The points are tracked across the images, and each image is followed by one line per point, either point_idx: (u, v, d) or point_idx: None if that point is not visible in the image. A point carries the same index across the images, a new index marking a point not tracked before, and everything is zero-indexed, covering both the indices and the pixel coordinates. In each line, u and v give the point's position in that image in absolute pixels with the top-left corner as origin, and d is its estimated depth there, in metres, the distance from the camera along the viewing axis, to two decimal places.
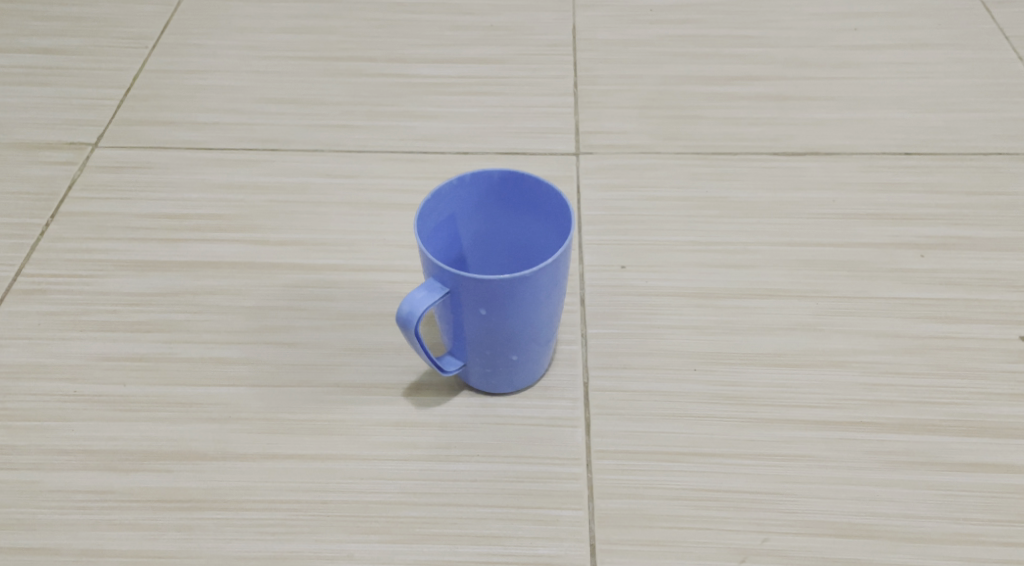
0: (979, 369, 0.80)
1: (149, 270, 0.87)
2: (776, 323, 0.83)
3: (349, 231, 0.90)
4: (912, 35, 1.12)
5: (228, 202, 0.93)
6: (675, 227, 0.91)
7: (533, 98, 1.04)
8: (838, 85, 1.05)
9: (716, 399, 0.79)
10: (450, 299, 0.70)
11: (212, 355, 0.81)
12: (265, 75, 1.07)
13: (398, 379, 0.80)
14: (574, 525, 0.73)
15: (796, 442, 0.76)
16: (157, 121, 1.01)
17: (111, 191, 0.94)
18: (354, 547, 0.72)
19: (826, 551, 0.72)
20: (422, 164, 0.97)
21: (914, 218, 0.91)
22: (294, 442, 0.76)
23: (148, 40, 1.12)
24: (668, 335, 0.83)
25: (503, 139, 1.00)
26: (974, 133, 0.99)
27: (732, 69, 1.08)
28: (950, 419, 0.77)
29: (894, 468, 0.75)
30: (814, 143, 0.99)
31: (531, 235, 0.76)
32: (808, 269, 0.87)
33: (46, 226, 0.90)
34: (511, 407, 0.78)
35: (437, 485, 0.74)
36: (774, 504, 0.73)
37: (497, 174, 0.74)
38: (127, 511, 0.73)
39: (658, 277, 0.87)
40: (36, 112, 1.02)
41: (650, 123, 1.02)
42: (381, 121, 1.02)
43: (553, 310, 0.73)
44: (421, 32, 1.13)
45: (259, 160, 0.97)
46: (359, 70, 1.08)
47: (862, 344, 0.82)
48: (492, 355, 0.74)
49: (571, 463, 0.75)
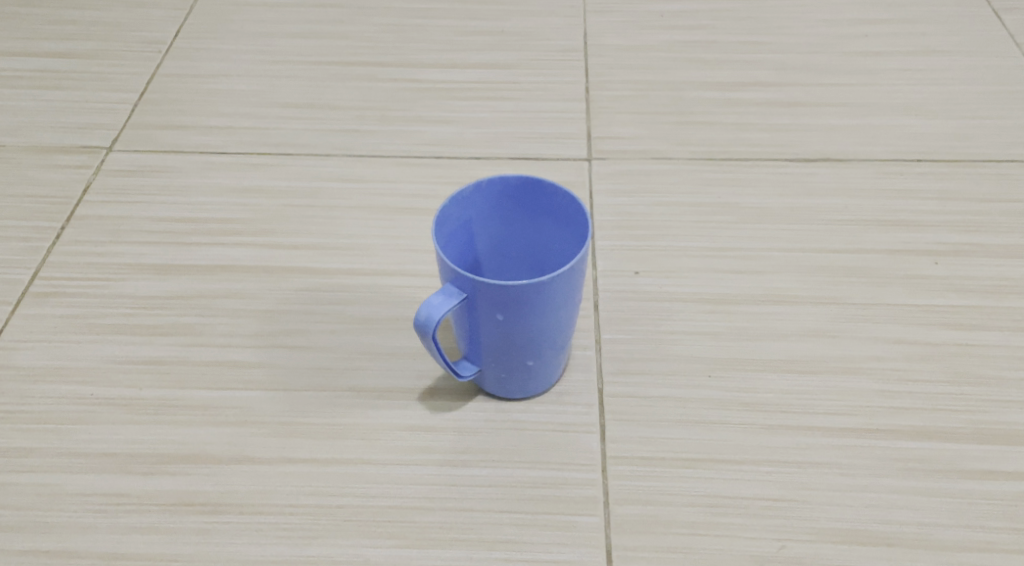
0: (993, 376, 0.80)
1: (164, 274, 0.87)
2: (791, 329, 0.83)
3: (362, 235, 0.90)
4: (923, 43, 1.12)
5: (242, 206, 0.93)
6: (688, 233, 0.91)
7: (545, 103, 1.04)
8: (849, 92, 1.06)
9: (731, 405, 0.79)
10: (468, 304, 0.70)
11: (227, 359, 0.81)
12: (278, 80, 1.07)
13: (412, 384, 0.80)
14: (590, 531, 0.73)
15: (811, 449, 0.76)
16: (170, 124, 1.01)
17: (125, 194, 0.94)
18: (371, 551, 0.72)
19: (843, 558, 0.72)
20: (435, 169, 0.97)
21: (927, 224, 0.91)
22: (310, 445, 0.76)
23: (160, 43, 1.12)
24: (683, 340, 0.83)
25: (517, 144, 1.00)
26: (987, 140, 0.99)
27: (743, 75, 1.08)
28: (964, 426, 0.77)
29: (910, 475, 0.75)
30: (826, 150, 0.99)
31: (547, 240, 0.76)
32: (822, 275, 0.87)
33: (61, 229, 0.91)
34: (526, 411, 0.78)
35: (453, 490, 0.74)
36: (790, 511, 0.74)
37: (513, 179, 0.74)
38: (144, 515, 0.73)
39: (671, 282, 0.87)
40: (50, 115, 1.02)
41: (663, 128, 1.02)
42: (394, 125, 1.02)
43: (569, 315, 0.73)
44: (432, 37, 1.13)
45: (273, 164, 0.97)
46: (370, 74, 1.08)
47: (876, 351, 0.82)
48: (508, 360, 0.74)
49: (587, 469, 0.75)
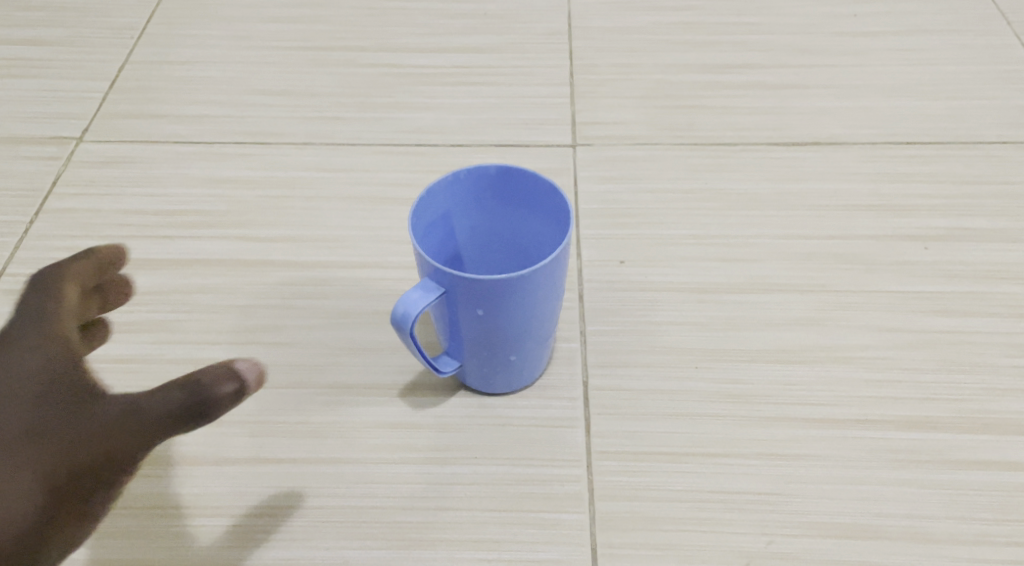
0: (984, 364, 0.78)
1: (136, 268, 0.85)
2: (779, 318, 0.81)
3: (340, 226, 0.88)
4: (913, 22, 1.09)
5: (218, 197, 0.91)
6: (673, 220, 0.89)
7: (528, 88, 1.02)
8: (838, 73, 1.03)
9: (719, 397, 0.77)
10: (446, 299, 0.68)
11: (202, 356, 0.79)
12: (254, 66, 1.04)
13: (392, 380, 0.78)
14: (575, 529, 0.71)
15: (801, 441, 0.75)
16: (144, 114, 0.99)
17: (97, 186, 0.92)
18: (351, 554, 0.70)
19: (832, 553, 0.70)
20: (415, 157, 0.95)
21: (918, 209, 0.89)
22: (287, 444, 0.75)
23: (133, 30, 1.09)
24: (669, 331, 0.81)
25: (499, 131, 0.98)
26: (978, 121, 0.97)
27: (730, 57, 1.06)
28: (956, 415, 0.76)
29: (901, 466, 0.74)
30: (814, 133, 0.97)
31: (529, 231, 0.74)
32: (811, 262, 0.85)
33: (30, 224, 0.88)
34: (509, 407, 0.76)
35: (435, 489, 0.73)
36: (779, 505, 0.72)
37: (493, 169, 0.72)
38: (117, 519, 0.71)
39: (657, 271, 0.85)
40: (20, 105, 1.00)
41: (648, 113, 1.00)
42: (373, 112, 0.99)
43: (552, 308, 0.72)
44: (413, 20, 1.10)
45: (249, 154, 0.95)
46: (349, 59, 1.05)
47: (866, 340, 0.80)
48: (490, 355, 0.72)
49: (571, 465, 0.74)
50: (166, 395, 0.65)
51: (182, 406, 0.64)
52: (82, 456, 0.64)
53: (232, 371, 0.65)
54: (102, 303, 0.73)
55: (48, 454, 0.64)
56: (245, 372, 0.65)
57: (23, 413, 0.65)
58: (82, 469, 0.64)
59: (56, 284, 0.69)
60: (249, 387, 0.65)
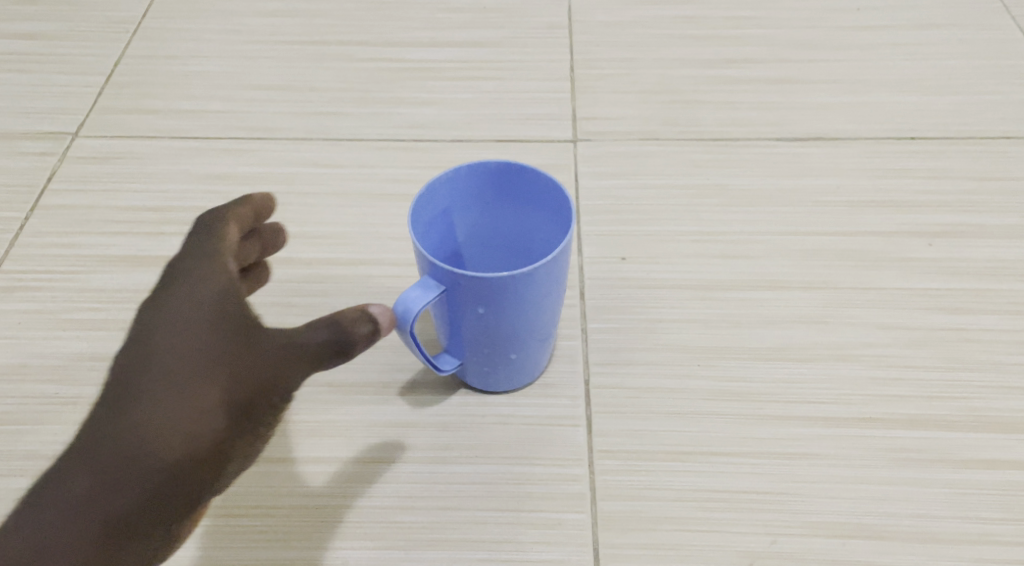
0: (990, 362, 0.78)
1: (133, 265, 0.84)
2: (783, 316, 0.81)
3: (339, 223, 0.87)
4: (916, 16, 1.08)
5: (215, 194, 0.90)
6: (676, 217, 0.88)
7: (528, 82, 1.01)
8: (841, 68, 1.03)
9: (722, 396, 0.76)
10: (447, 296, 0.67)
11: None
12: (251, 60, 1.03)
13: (391, 378, 0.77)
14: (577, 528, 0.70)
15: (805, 439, 0.74)
16: (140, 109, 0.98)
17: (92, 182, 0.91)
18: (351, 554, 0.69)
19: (837, 553, 0.70)
20: (415, 153, 0.94)
21: (922, 205, 0.88)
22: (287, 444, 0.74)
23: (129, 24, 1.08)
24: (672, 328, 0.80)
25: (499, 126, 0.97)
26: (982, 116, 0.96)
27: (732, 51, 1.05)
28: (961, 414, 0.75)
29: (905, 465, 0.73)
30: (817, 128, 0.96)
31: (530, 228, 0.73)
32: (814, 259, 0.84)
33: (26, 220, 0.88)
34: (510, 405, 0.75)
35: (435, 489, 0.72)
36: (783, 505, 0.71)
37: (493, 165, 0.71)
38: None
39: (659, 268, 0.84)
40: (15, 100, 0.99)
41: (650, 108, 0.99)
42: (372, 108, 0.98)
43: (554, 306, 0.71)
44: (412, 14, 1.09)
45: (247, 149, 0.94)
46: (347, 54, 1.04)
47: (871, 337, 0.79)
48: (491, 353, 0.72)
49: (573, 464, 0.73)
50: (314, 332, 0.66)
51: (329, 344, 0.66)
52: (246, 385, 0.65)
53: (367, 314, 0.67)
54: (260, 246, 0.73)
55: (230, 375, 0.65)
56: (379, 316, 0.67)
57: (201, 335, 0.65)
58: (247, 399, 0.65)
59: (218, 226, 0.70)
60: (383, 330, 0.67)
